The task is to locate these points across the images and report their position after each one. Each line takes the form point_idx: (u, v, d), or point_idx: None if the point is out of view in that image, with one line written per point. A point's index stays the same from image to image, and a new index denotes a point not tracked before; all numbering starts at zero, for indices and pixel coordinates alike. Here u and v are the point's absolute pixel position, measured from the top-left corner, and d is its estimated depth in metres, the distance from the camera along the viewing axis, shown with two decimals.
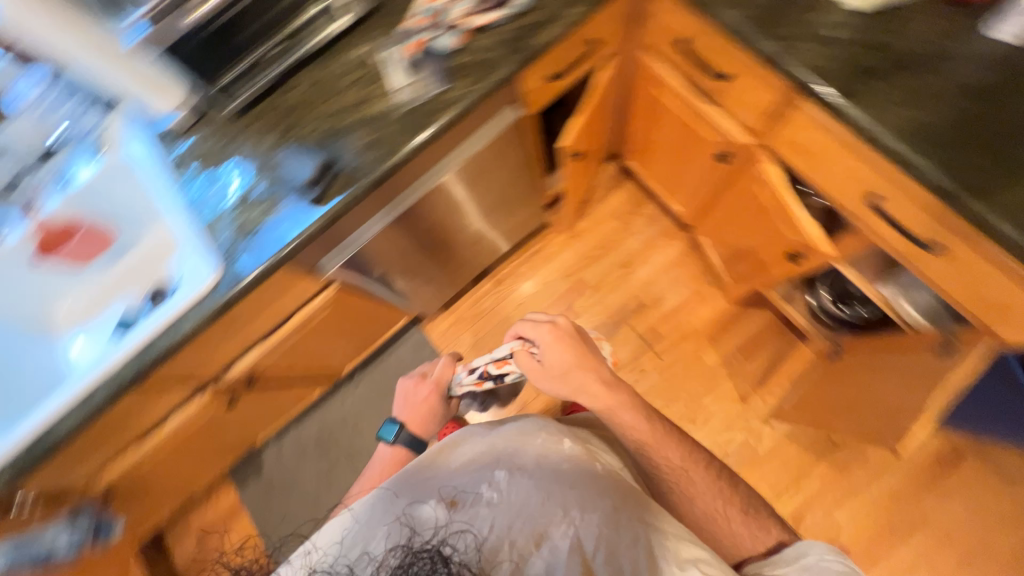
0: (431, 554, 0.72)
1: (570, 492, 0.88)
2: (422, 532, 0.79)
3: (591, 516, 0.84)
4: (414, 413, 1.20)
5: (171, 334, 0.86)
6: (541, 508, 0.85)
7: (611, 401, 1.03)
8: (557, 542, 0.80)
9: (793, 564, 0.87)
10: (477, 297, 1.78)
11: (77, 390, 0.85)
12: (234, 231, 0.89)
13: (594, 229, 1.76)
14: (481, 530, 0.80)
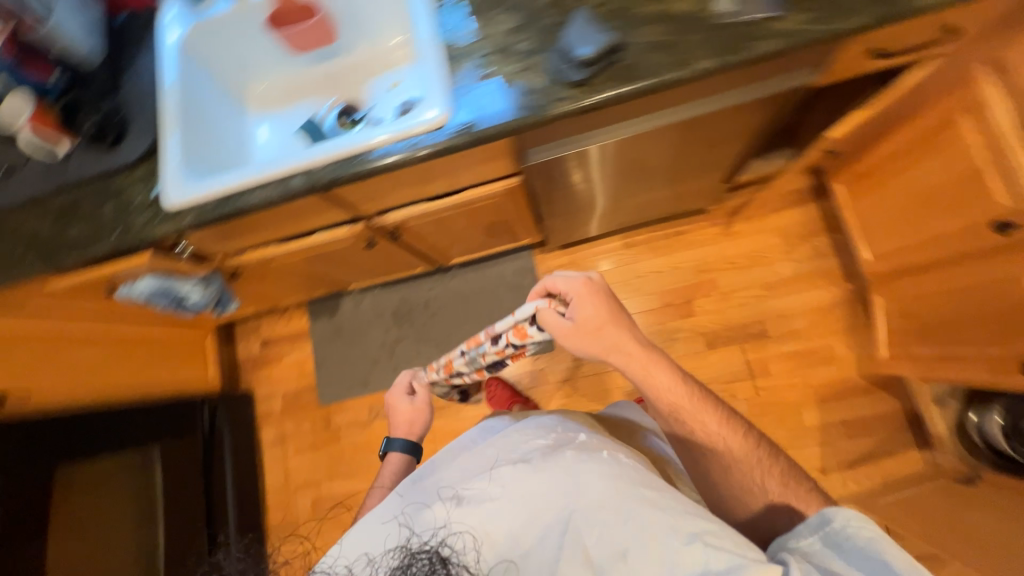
0: (430, 551, 0.66)
1: (569, 475, 0.70)
2: (419, 529, 0.69)
3: (587, 500, 0.67)
4: (400, 419, 1.08)
5: (382, 155, 0.84)
6: (533, 499, 0.69)
7: (644, 358, 0.81)
8: (557, 537, 0.66)
9: (814, 539, 0.62)
10: (598, 250, 1.70)
11: (280, 169, 0.86)
12: (479, 78, 0.82)
13: (750, 237, 1.61)
14: (473, 522, 0.68)
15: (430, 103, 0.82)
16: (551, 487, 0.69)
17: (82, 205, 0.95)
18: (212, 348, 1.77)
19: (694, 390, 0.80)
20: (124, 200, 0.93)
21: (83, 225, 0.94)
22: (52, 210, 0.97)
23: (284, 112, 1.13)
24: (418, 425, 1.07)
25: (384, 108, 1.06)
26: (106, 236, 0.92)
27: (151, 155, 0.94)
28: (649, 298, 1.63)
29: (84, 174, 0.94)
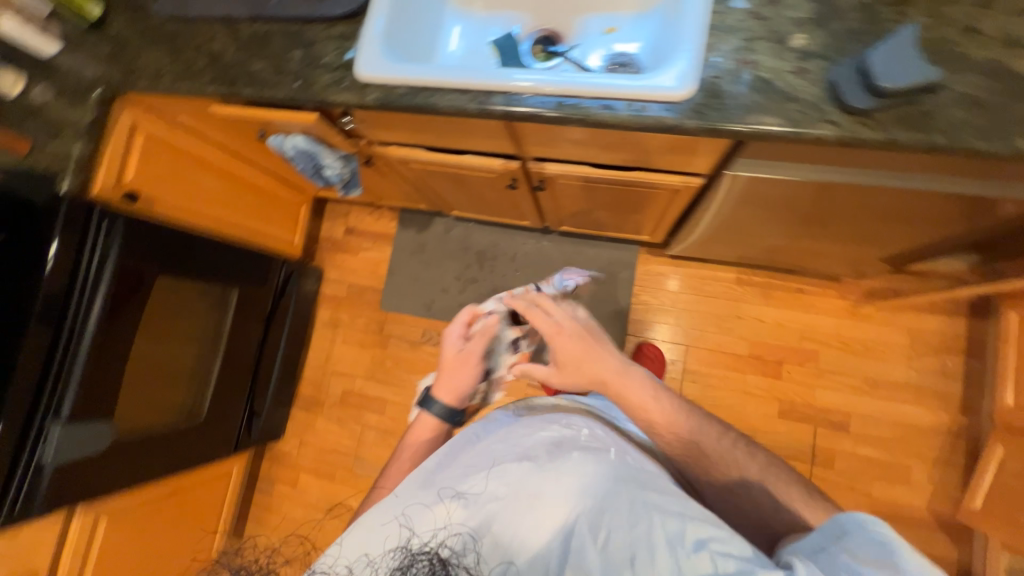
0: (430, 553, 0.65)
1: (575, 479, 0.72)
2: (420, 530, 0.69)
3: (588, 505, 0.69)
4: (448, 369, 1.02)
5: (597, 106, 0.75)
6: (531, 497, 0.71)
7: (616, 370, 0.89)
8: (555, 536, 0.68)
9: (831, 547, 0.57)
10: (707, 275, 1.59)
11: (483, 81, 0.79)
12: (740, 62, 0.71)
13: (875, 325, 1.46)
14: (472, 520, 0.70)
15: (678, 68, 0.72)
16: (551, 489, 0.71)
17: (272, 41, 0.92)
18: (304, 218, 1.79)
19: (664, 397, 0.87)
20: (315, 51, 0.89)
21: (267, 62, 0.91)
22: (242, 34, 0.94)
23: (485, 15, 1.04)
24: (464, 381, 1.00)
25: (594, 52, 0.97)
26: (286, 81, 0.89)
27: (353, 16, 0.89)
28: (740, 342, 1.53)
29: (286, 11, 0.91)
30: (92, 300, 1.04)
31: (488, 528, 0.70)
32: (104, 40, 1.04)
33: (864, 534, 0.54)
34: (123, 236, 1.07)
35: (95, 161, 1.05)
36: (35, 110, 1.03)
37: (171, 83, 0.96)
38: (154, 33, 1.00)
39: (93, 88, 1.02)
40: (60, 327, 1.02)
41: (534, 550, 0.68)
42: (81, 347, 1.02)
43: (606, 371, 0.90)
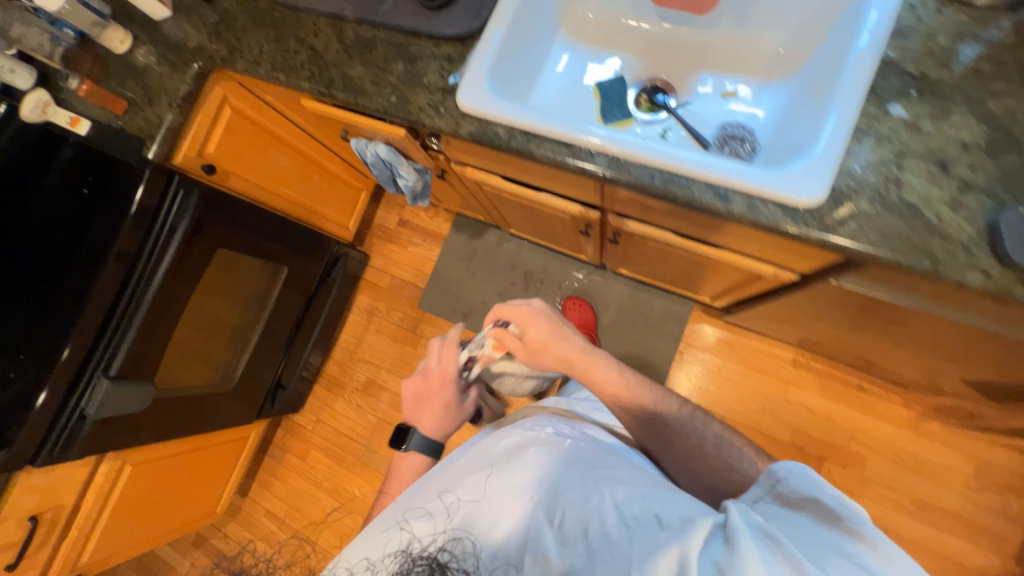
0: (428, 557, 0.67)
1: (536, 471, 0.73)
2: (420, 535, 0.70)
3: (544, 494, 0.70)
4: (423, 409, 1.00)
5: (709, 191, 0.68)
6: (498, 491, 0.72)
7: (582, 355, 0.94)
8: (519, 520, 0.68)
9: (769, 496, 0.63)
10: (761, 348, 1.50)
11: (588, 136, 0.73)
12: (885, 176, 0.63)
13: (941, 445, 1.34)
14: (454, 520, 0.70)
15: (812, 169, 0.64)
16: (512, 483, 0.72)
17: (376, 48, 0.89)
18: (361, 204, 1.79)
19: (628, 377, 0.92)
20: (417, 68, 0.85)
21: (367, 69, 0.88)
22: (348, 35, 0.91)
23: (595, 52, 0.98)
24: (441, 423, 0.99)
25: (707, 115, 0.90)
26: (383, 93, 0.86)
27: (463, 39, 0.84)
28: (782, 427, 1.44)
29: (396, 20, 0.87)
30: (157, 266, 1.06)
31: (472, 526, 0.69)
32: (212, 12, 1.04)
33: (797, 478, 0.60)
34: (195, 207, 1.09)
35: (183, 130, 1.05)
36: (141, 72, 1.06)
37: (268, 71, 0.95)
38: (261, 16, 0.99)
39: (193, 59, 1.02)
40: (122, 288, 1.04)
41: (513, 542, 0.67)
42: (139, 309, 1.05)
43: (571, 356, 0.94)
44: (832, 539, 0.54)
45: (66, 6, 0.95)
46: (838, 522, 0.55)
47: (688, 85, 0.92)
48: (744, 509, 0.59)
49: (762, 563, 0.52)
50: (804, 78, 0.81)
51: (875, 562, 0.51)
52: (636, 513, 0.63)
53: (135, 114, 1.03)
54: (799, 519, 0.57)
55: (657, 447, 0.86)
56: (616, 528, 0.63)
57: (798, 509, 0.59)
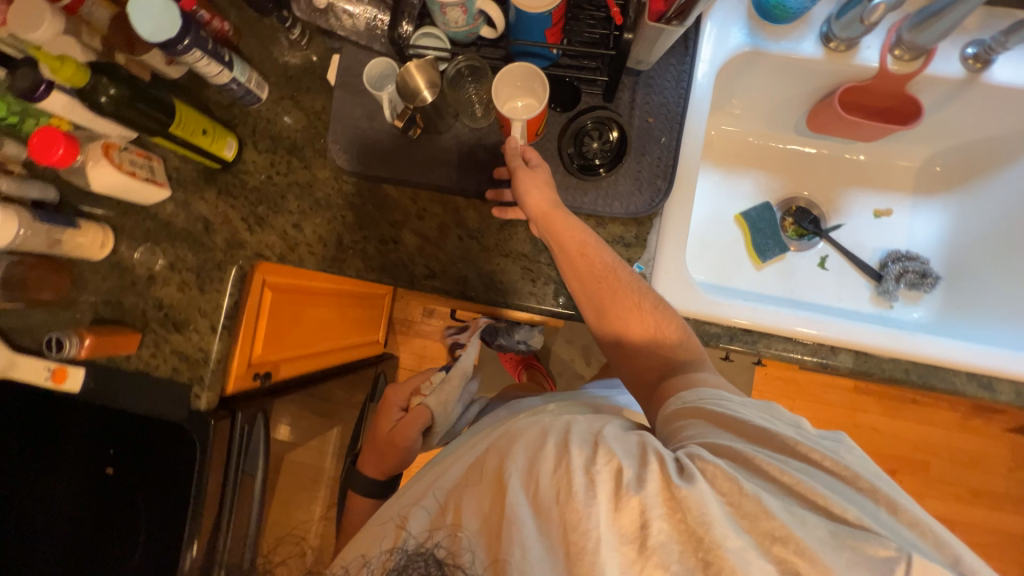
0: (427, 553, 0.46)
1: (510, 437, 0.51)
2: (417, 529, 0.49)
3: (502, 450, 0.48)
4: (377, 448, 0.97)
5: (970, 380, 0.64)
6: (469, 466, 0.52)
7: (543, 207, 0.61)
8: (472, 494, 0.47)
9: (724, 420, 0.50)
10: (825, 383, 1.57)
11: (828, 331, 0.65)
12: None
13: (987, 439, 1.52)
14: (440, 510, 0.49)
15: None
16: (480, 455, 0.52)
17: (517, 231, 0.70)
18: (386, 309, 1.53)
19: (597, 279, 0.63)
20: None
21: (511, 260, 0.70)
22: (469, 216, 0.71)
23: (729, 175, 0.87)
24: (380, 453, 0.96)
25: (867, 240, 0.85)
26: (545, 293, 0.69)
27: (634, 219, 0.68)
28: None
29: None
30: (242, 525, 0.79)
31: (455, 517, 0.47)
32: (238, 187, 0.74)
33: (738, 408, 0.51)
34: (264, 444, 0.82)
35: (234, 352, 0.77)
36: (141, 283, 0.74)
37: (361, 271, 0.72)
38: (325, 192, 0.73)
39: (230, 261, 0.74)
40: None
41: (477, 513, 0.45)
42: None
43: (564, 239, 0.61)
44: (811, 472, 0.44)
45: (24, 232, 0.64)
46: (767, 435, 0.48)
47: (836, 204, 0.87)
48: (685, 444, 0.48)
49: (708, 488, 0.41)
50: (978, 205, 0.79)
51: (823, 475, 0.45)
52: (604, 457, 0.44)
53: (156, 348, 0.73)
54: (779, 457, 0.46)
55: (616, 359, 0.66)
56: (584, 479, 0.42)
57: (769, 444, 0.47)
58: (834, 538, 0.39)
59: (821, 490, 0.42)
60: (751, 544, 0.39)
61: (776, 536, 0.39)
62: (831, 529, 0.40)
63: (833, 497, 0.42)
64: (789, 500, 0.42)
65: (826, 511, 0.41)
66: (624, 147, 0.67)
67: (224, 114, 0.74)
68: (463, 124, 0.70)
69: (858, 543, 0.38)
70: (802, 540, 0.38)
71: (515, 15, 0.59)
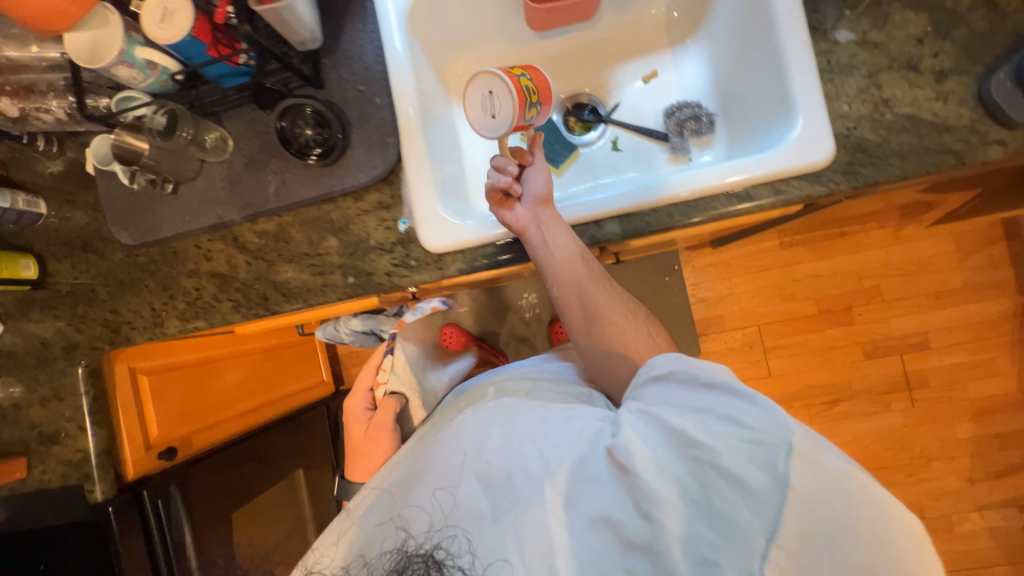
0: (425, 554, 0.58)
1: (476, 436, 0.64)
2: (415, 530, 0.60)
3: (469, 450, 0.63)
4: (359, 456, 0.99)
5: (729, 200, 0.65)
6: (426, 471, 0.65)
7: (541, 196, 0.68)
8: (450, 490, 0.61)
9: (680, 377, 0.57)
10: (753, 250, 1.56)
11: (586, 210, 0.67)
12: (868, 105, 0.62)
13: (925, 241, 1.49)
14: (445, 514, 0.60)
15: (810, 127, 0.62)
16: (439, 458, 0.65)
17: (293, 235, 0.73)
18: (321, 349, 1.59)
19: (590, 264, 0.68)
20: (355, 233, 0.72)
21: (298, 263, 0.73)
22: (247, 239, 0.75)
23: None
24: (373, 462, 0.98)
25: (645, 107, 0.86)
26: (336, 279, 0.72)
27: (384, 180, 0.72)
28: (807, 303, 1.54)
29: (295, 196, 0.72)
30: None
31: (458, 512, 0.59)
32: (55, 299, 0.80)
33: (673, 361, 0.58)
34: (187, 508, 0.89)
35: (116, 441, 0.83)
36: (7, 414, 0.80)
37: (180, 326, 0.76)
38: (124, 271, 0.78)
39: (73, 363, 0.80)
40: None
41: (458, 508, 0.59)
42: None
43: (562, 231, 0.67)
44: (740, 402, 0.52)
45: None
46: (702, 383, 0.55)
47: (605, 85, 0.87)
48: (630, 399, 0.59)
49: (639, 432, 0.54)
50: (719, 31, 0.79)
51: (739, 398, 0.53)
52: (557, 438, 0.59)
53: (43, 463, 0.79)
54: (712, 396, 0.54)
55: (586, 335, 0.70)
56: (535, 458, 0.58)
57: (708, 390, 0.54)
58: (736, 442, 0.50)
59: (743, 416, 0.51)
60: (670, 456, 0.52)
61: (693, 453, 0.51)
62: (739, 438, 0.50)
63: (743, 411, 0.52)
64: (708, 421, 0.52)
65: (737, 422, 0.51)
66: (341, 122, 0.70)
67: (17, 239, 0.80)
68: (212, 162, 0.74)
69: (757, 442, 0.50)
70: (708, 448, 0.50)
71: (173, 50, 0.63)
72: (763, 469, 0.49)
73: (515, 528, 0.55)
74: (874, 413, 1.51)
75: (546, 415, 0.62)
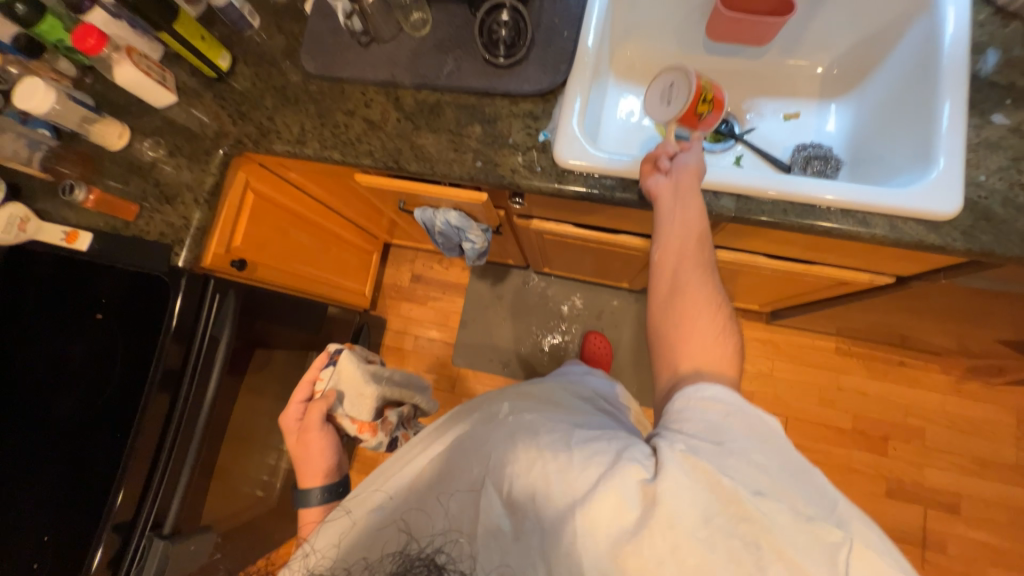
0: (427, 559, 0.50)
1: (501, 446, 0.61)
2: (418, 535, 0.54)
3: (487, 465, 0.60)
4: (301, 454, 0.81)
5: (845, 219, 0.69)
6: (438, 478, 0.61)
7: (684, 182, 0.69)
8: (468, 500, 0.57)
9: (738, 421, 0.55)
10: (806, 344, 1.54)
11: (713, 180, 0.72)
12: (1008, 183, 0.66)
13: (984, 403, 1.45)
14: (453, 522, 0.55)
15: (947, 181, 0.66)
16: (459, 463, 0.61)
17: (445, 112, 0.83)
18: (373, 266, 1.66)
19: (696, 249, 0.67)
20: (499, 128, 0.80)
21: (439, 135, 0.82)
22: (405, 101, 0.85)
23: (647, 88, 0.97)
24: (326, 455, 0.81)
25: (777, 139, 0.92)
26: (465, 159, 0.80)
27: (542, 95, 0.81)
28: (842, 416, 1.49)
29: (463, 82, 0.82)
30: (202, 397, 0.87)
31: (478, 525, 0.54)
32: (228, 93, 0.92)
33: (733, 403, 0.57)
34: (230, 338, 0.91)
35: (214, 226, 0.92)
36: (143, 168, 0.92)
37: (317, 150, 0.85)
38: (293, 91, 0.89)
39: (216, 147, 0.90)
40: (166, 424, 0.85)
41: (479, 521, 0.55)
42: (189, 449, 0.86)
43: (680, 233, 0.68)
44: (784, 470, 0.52)
45: (58, 105, 0.80)
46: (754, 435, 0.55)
47: (745, 109, 0.95)
48: (671, 438, 0.55)
49: (685, 484, 0.49)
50: (870, 93, 0.86)
51: (783, 464, 0.52)
52: (577, 462, 0.55)
53: (150, 218, 0.89)
54: (761, 455, 0.53)
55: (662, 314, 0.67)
56: (557, 481, 0.54)
57: (757, 443, 0.54)
58: (795, 520, 0.47)
59: (790, 488, 0.50)
60: (722, 518, 0.48)
61: (744, 516, 0.47)
62: (795, 515, 0.48)
63: (794, 490, 0.50)
64: (764, 491, 0.49)
65: (788, 499, 0.49)
66: (529, 41, 0.80)
67: (221, 37, 0.93)
68: (407, 36, 0.86)
69: (814, 527, 0.47)
70: (765, 519, 0.47)
71: None
72: (820, 553, 0.46)
73: (542, 554, 0.51)
74: None
75: (567, 441, 0.59)
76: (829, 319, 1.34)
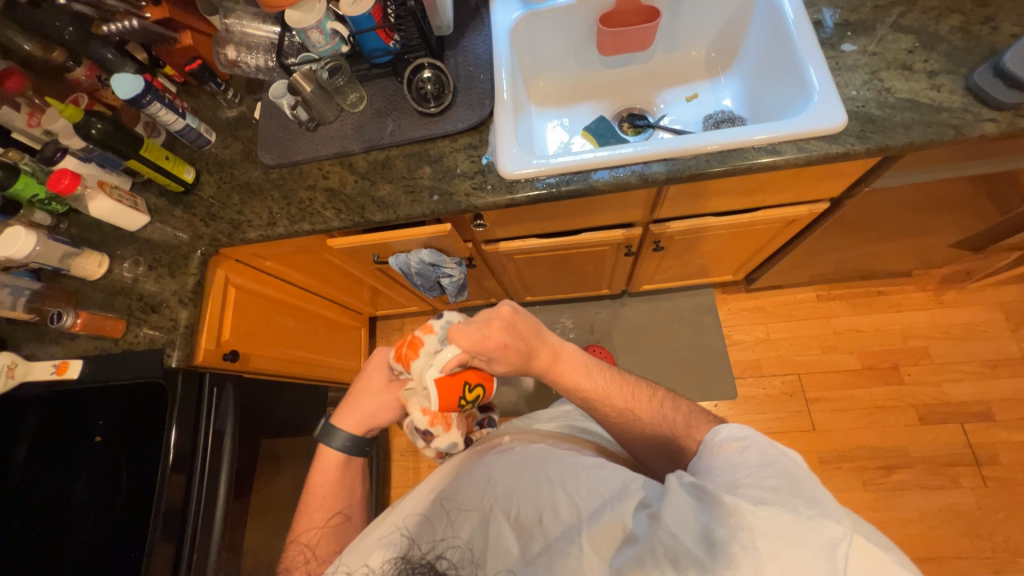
0: (427, 563, 0.59)
1: (509, 475, 0.64)
2: (420, 540, 0.62)
3: (496, 493, 0.63)
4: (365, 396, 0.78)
5: (760, 154, 0.78)
6: (448, 506, 0.64)
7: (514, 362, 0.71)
8: (478, 526, 0.60)
9: (750, 456, 0.55)
10: (790, 300, 1.60)
11: (639, 152, 0.81)
12: (877, 91, 0.78)
13: (967, 306, 1.51)
14: (459, 532, 0.61)
15: (828, 102, 0.77)
16: (468, 489, 0.65)
17: (396, 164, 0.92)
18: (364, 341, 1.68)
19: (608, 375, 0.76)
20: (446, 164, 0.90)
21: (395, 184, 0.90)
22: (358, 164, 0.94)
23: (565, 107, 1.11)
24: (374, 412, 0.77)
25: (686, 118, 1.06)
26: (423, 197, 0.88)
27: (476, 128, 0.91)
28: (849, 357, 1.51)
29: (405, 135, 0.92)
30: (214, 506, 0.86)
31: (485, 543, 0.59)
32: (196, 202, 0.99)
33: (751, 443, 0.58)
34: (230, 461, 0.90)
35: (199, 325, 0.94)
36: (126, 287, 0.95)
37: (288, 226, 0.92)
38: (257, 184, 0.98)
39: (193, 250, 0.96)
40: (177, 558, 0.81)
41: (486, 540, 0.59)
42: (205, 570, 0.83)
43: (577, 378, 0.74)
44: (795, 485, 0.50)
45: (40, 246, 0.86)
46: (766, 462, 0.54)
47: (652, 103, 1.09)
48: (682, 475, 0.57)
49: (689, 509, 0.51)
50: (747, 63, 1.01)
51: (793, 480, 0.51)
52: (586, 494, 0.59)
53: (139, 328, 0.91)
54: (771, 477, 0.51)
55: (628, 436, 0.75)
56: (566, 511, 0.58)
57: (771, 465, 0.53)
58: (793, 526, 0.46)
59: (800, 499, 0.48)
60: (721, 530, 0.47)
61: (743, 524, 0.47)
62: (795, 519, 0.46)
63: (800, 501, 0.48)
64: (766, 498, 0.48)
65: (793, 507, 0.47)
66: (452, 89, 0.92)
67: (184, 158, 1.03)
68: (348, 113, 0.98)
69: (816, 526, 0.45)
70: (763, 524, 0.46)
71: (353, 24, 0.89)
72: (826, 550, 0.44)
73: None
74: (940, 488, 1.35)
75: (577, 471, 0.62)
76: (798, 268, 1.41)
